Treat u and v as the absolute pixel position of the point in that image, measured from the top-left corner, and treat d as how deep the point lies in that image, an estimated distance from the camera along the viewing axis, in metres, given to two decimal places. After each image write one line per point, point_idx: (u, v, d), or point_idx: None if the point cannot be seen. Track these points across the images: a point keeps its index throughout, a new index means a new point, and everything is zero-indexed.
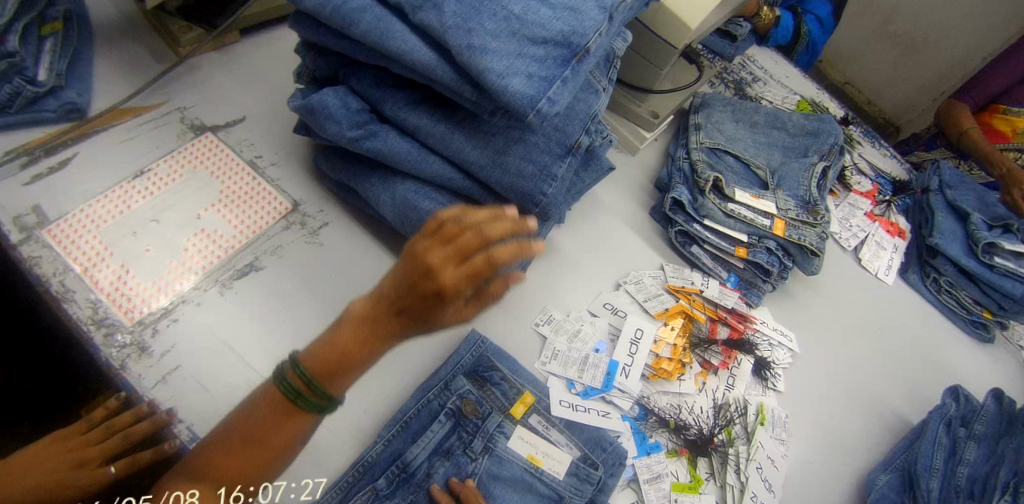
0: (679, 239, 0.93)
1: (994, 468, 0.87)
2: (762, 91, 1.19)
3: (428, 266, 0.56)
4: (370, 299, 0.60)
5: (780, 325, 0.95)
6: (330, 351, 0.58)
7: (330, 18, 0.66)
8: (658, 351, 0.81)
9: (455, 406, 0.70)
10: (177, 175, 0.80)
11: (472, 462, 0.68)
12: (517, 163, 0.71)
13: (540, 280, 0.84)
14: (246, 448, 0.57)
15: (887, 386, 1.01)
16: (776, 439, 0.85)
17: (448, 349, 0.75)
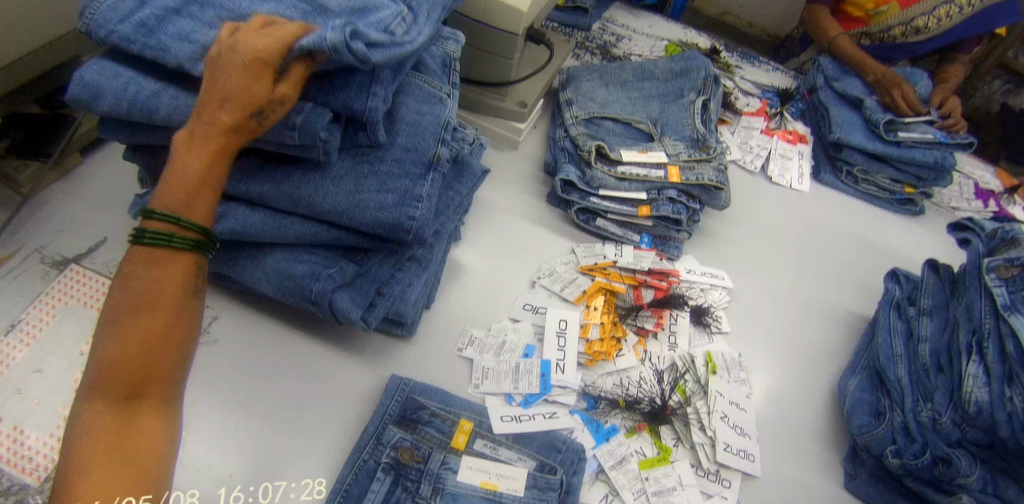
0: (582, 217, 0.91)
1: (952, 334, 0.85)
2: (630, 47, 1.20)
3: (235, 45, 0.55)
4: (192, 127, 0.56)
5: (710, 269, 0.93)
6: (174, 184, 0.55)
7: (131, 114, 0.60)
8: (587, 335, 0.79)
9: (391, 458, 0.65)
10: (49, 317, 0.74)
11: None
12: (376, 198, 0.69)
13: (450, 302, 0.81)
14: (138, 376, 0.50)
15: (835, 288, 1.00)
16: (734, 382, 0.82)
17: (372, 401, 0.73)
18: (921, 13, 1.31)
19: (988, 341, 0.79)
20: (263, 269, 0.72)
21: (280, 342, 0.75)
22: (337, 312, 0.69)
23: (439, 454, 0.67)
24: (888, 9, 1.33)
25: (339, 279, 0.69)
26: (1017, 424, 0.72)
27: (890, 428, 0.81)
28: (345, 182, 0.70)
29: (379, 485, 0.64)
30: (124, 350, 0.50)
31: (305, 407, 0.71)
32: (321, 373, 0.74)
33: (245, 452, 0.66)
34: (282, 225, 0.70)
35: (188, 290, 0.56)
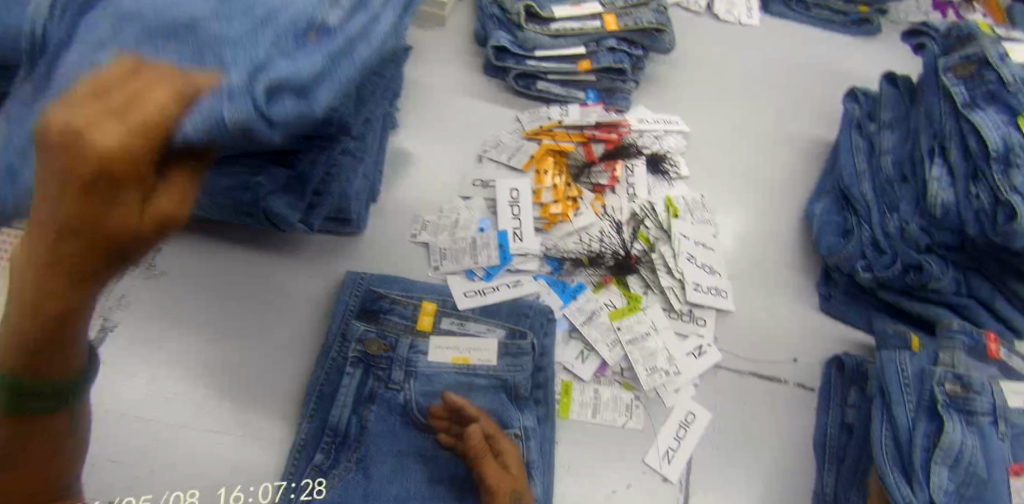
0: (521, 82, 0.86)
1: (913, 142, 0.81)
2: None
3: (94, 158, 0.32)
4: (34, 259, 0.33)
5: (663, 116, 0.89)
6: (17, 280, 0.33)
7: None
8: (540, 199, 0.76)
9: (359, 352, 0.65)
10: None
11: (400, 393, 0.64)
12: None
13: (397, 192, 0.78)
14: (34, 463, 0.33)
15: (796, 116, 0.97)
16: (697, 223, 0.80)
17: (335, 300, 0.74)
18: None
19: (950, 142, 0.75)
20: None
21: (230, 264, 0.73)
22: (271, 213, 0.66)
23: (401, 338, 0.66)
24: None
25: None
26: (982, 218, 0.70)
27: (858, 244, 0.80)
28: None
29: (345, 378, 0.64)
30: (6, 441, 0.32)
31: (270, 322, 0.72)
32: (279, 282, 0.74)
33: (217, 374, 0.67)
34: None
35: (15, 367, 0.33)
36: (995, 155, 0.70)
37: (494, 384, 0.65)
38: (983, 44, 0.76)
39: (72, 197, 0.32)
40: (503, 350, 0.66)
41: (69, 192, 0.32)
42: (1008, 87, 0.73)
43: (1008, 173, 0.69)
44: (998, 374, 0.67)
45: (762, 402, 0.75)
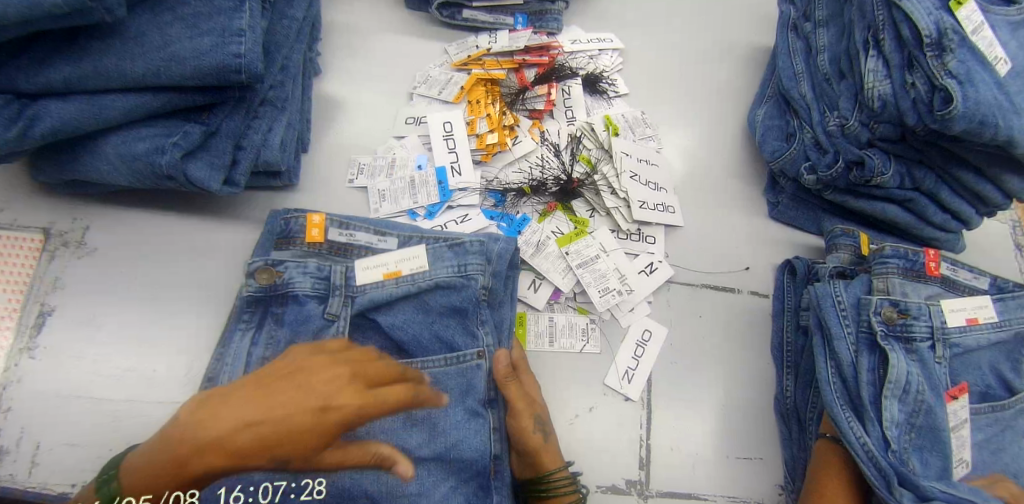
0: (447, 13, 0.82)
1: (847, 38, 0.79)
2: None
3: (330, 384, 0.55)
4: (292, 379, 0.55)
5: (595, 35, 0.88)
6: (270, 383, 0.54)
7: None
8: (476, 131, 0.75)
9: (314, 289, 0.62)
10: None
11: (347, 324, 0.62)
12: (188, 46, 0.61)
13: (329, 141, 0.76)
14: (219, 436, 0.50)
15: (734, 25, 0.95)
16: (639, 140, 0.80)
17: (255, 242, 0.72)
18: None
19: (883, 32, 0.72)
20: (107, 159, 0.65)
21: (166, 232, 0.72)
22: (194, 182, 0.64)
23: (330, 267, 0.64)
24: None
25: (187, 146, 0.62)
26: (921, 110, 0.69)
27: (801, 147, 0.81)
28: (151, 40, 0.61)
29: (280, 311, 0.62)
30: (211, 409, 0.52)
31: (216, 281, 0.70)
32: (214, 245, 0.72)
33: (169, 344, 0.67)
34: (103, 105, 0.63)
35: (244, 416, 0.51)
36: (928, 41, 0.67)
37: (427, 290, 0.64)
38: None
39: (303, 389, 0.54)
40: (467, 296, 0.63)
41: (309, 382, 0.54)
42: None
43: (942, 58, 0.67)
44: (938, 291, 0.67)
45: (717, 314, 0.76)
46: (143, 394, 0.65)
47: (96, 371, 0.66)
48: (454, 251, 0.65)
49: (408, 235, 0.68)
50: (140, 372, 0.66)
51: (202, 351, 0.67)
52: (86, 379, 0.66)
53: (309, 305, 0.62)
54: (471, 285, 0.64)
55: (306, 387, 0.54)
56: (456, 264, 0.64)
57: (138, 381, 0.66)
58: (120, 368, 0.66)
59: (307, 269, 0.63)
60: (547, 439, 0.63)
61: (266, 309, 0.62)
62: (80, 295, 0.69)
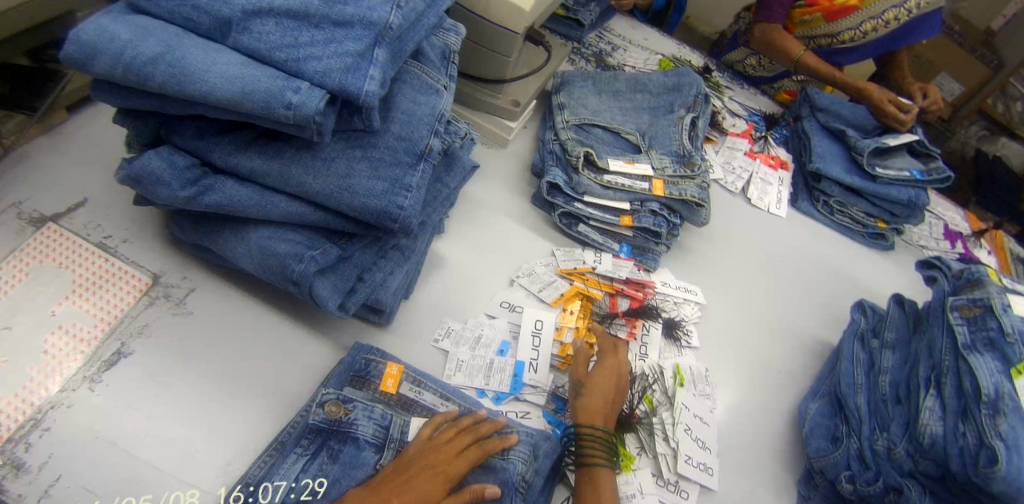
0: (565, 220, 0.94)
1: (912, 369, 0.86)
2: (624, 58, 1.24)
3: (449, 441, 0.68)
4: (420, 445, 0.67)
5: (684, 284, 0.97)
6: (410, 454, 0.66)
7: (124, 77, 0.58)
8: (562, 337, 0.83)
9: (375, 437, 0.68)
10: (22, 274, 0.73)
11: None
12: (365, 184, 0.69)
13: (431, 298, 0.85)
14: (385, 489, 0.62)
15: (802, 315, 1.05)
16: (699, 395, 0.85)
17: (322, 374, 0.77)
18: (849, 26, 1.33)
19: (947, 376, 0.80)
20: (245, 245, 0.70)
21: (257, 328, 0.78)
22: (315, 297, 0.69)
23: (393, 417, 0.70)
24: (813, 19, 1.37)
25: (322, 263, 0.69)
26: (966, 458, 0.73)
27: (845, 454, 0.83)
28: (337, 166, 0.68)
29: (336, 447, 0.66)
30: (375, 482, 0.63)
31: (284, 387, 0.75)
32: (296, 353, 0.77)
33: (216, 429, 0.70)
34: (269, 202, 0.68)
35: (404, 472, 0.64)
36: (986, 399, 0.74)
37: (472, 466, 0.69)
38: (989, 292, 0.82)
39: (442, 447, 0.67)
40: (509, 480, 0.68)
41: (442, 447, 0.67)
42: (1007, 337, 0.78)
43: (995, 419, 0.73)
44: None
45: None
46: (174, 468, 0.66)
47: (140, 428, 0.67)
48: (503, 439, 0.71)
49: (468, 408, 0.74)
50: (181, 445, 0.68)
51: (247, 447, 0.70)
52: (129, 432, 0.67)
53: (366, 452, 0.67)
54: (510, 468, 0.69)
55: (439, 451, 0.67)
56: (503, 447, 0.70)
57: (175, 454, 0.67)
58: (163, 435, 0.68)
59: (373, 414, 0.69)
60: (580, 398, 0.76)
61: (325, 440, 0.67)
62: (160, 350, 0.73)
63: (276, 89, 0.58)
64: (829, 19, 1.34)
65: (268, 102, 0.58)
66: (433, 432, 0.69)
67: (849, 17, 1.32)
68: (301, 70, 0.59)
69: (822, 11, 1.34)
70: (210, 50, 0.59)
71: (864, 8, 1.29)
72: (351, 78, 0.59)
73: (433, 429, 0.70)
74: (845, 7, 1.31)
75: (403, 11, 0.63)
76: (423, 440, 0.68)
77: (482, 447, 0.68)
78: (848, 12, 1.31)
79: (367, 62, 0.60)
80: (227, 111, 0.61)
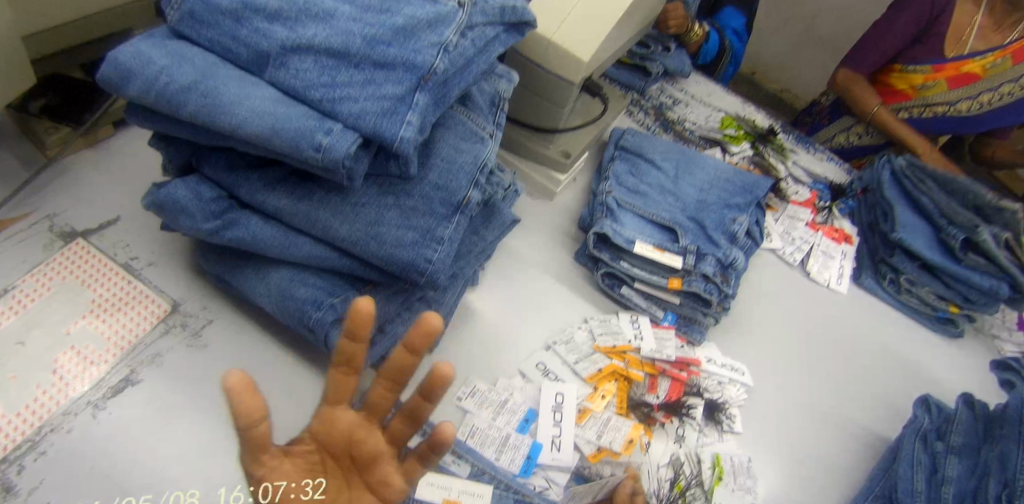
0: (607, 281, 0.92)
1: (981, 482, 0.77)
2: (685, 113, 1.25)
3: (348, 435, 0.58)
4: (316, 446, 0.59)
5: (731, 361, 0.93)
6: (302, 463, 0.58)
7: (157, 104, 0.56)
8: (582, 420, 0.77)
9: None
10: (44, 290, 0.71)
11: None
12: (394, 233, 0.65)
13: (456, 352, 0.81)
14: None
15: (855, 405, 0.96)
16: (741, 491, 0.78)
17: None
18: (966, 95, 1.31)
19: (1022, 498, 0.72)
20: (266, 283, 0.68)
21: (263, 368, 0.74)
22: (330, 347, 0.65)
23: None
24: (935, 85, 1.33)
25: (341, 310, 0.65)
26: None
27: None
28: (367, 212, 0.65)
29: None
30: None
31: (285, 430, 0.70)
32: (303, 396, 0.73)
33: (212, 468, 0.65)
34: (292, 244, 0.65)
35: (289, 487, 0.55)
36: None
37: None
38: None
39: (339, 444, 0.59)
40: None
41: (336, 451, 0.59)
42: None
43: None
44: None
45: None
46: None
47: (136, 459, 0.63)
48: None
49: (480, 469, 0.69)
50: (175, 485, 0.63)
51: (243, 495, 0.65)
52: (123, 462, 0.63)
53: None
54: None
55: (335, 455, 0.58)
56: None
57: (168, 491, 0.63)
58: (156, 475, 0.63)
59: None
60: None
61: None
62: (167, 380, 0.69)
63: (307, 129, 0.55)
64: (950, 85, 1.31)
65: (296, 141, 0.55)
66: (331, 421, 0.59)
67: (969, 85, 1.30)
68: (335, 110, 0.57)
69: (946, 77, 1.31)
70: (247, 84, 0.58)
71: (986, 76, 1.27)
72: (386, 123, 0.57)
73: (331, 418, 0.59)
74: (968, 74, 1.28)
75: (450, 56, 0.60)
76: (324, 439, 0.59)
77: (343, 403, 0.60)
78: (971, 79, 1.29)
79: (405, 106, 0.57)
80: (256, 147, 0.59)
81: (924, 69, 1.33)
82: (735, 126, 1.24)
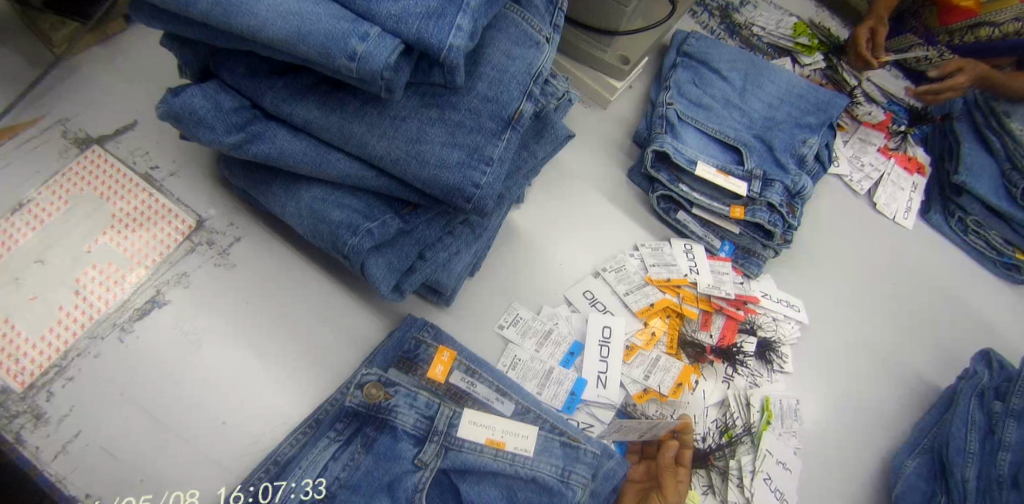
0: (663, 205, 0.85)
1: None
2: (753, 16, 1.10)
3: None
4: None
5: (788, 297, 0.87)
6: None
7: (164, 3, 0.48)
8: (629, 358, 0.74)
9: (420, 428, 0.61)
10: (60, 203, 0.67)
11: (420, 473, 0.59)
12: (438, 152, 0.58)
13: (498, 278, 0.76)
14: None
15: (910, 349, 0.91)
16: (787, 434, 0.76)
17: (369, 347, 0.70)
18: None
19: None
20: (296, 203, 0.62)
21: (301, 292, 0.70)
22: (368, 276, 0.61)
23: (439, 407, 0.62)
24: None
25: (378, 237, 0.60)
26: None
27: None
28: (408, 127, 0.58)
29: (372, 435, 0.60)
30: None
31: (320, 356, 0.68)
32: (340, 324, 0.70)
33: (246, 395, 0.64)
34: (325, 161, 0.59)
35: None
36: None
37: (523, 481, 0.61)
38: None
39: None
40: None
41: None
42: None
43: None
44: None
45: None
46: (199, 436, 0.61)
47: (168, 387, 0.62)
48: (566, 452, 0.63)
49: (525, 407, 0.65)
50: (207, 415, 0.62)
51: (280, 424, 0.64)
52: (158, 389, 0.61)
53: (404, 444, 0.60)
54: (567, 494, 0.61)
55: None
56: (563, 467, 0.62)
57: (202, 423, 0.61)
58: (192, 403, 0.62)
59: (416, 401, 0.62)
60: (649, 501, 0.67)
61: (361, 425, 0.60)
62: (196, 305, 0.66)
63: (340, 32, 0.47)
64: None
65: (327, 48, 0.47)
66: None
67: None
68: (372, 11, 0.48)
69: None
70: None
71: None
72: (433, 27, 0.48)
73: None
74: None
75: None
76: None
77: None
78: None
79: (455, 8, 0.49)
80: (281, 52, 0.51)
81: None
82: (808, 33, 1.10)
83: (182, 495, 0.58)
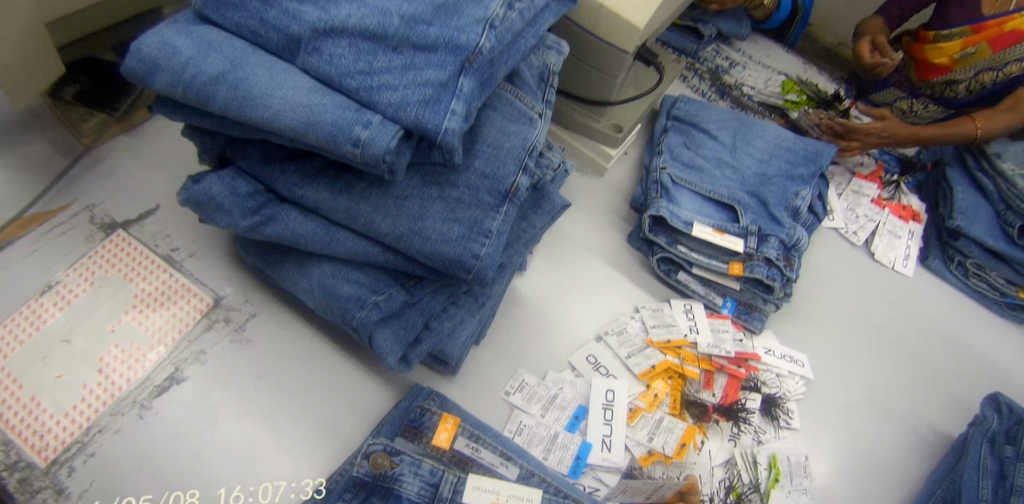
0: (663, 267, 0.88)
1: None
2: (742, 76, 1.16)
3: None
4: None
5: (791, 352, 0.88)
6: None
7: (185, 97, 0.53)
8: (633, 420, 0.75)
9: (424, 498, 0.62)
10: (86, 285, 0.71)
11: None
12: (439, 227, 0.62)
13: (503, 343, 0.78)
14: None
15: (920, 399, 0.90)
16: (799, 491, 0.75)
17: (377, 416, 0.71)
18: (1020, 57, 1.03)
19: None
20: (308, 279, 0.66)
21: (312, 364, 0.73)
22: (375, 348, 0.64)
23: (443, 474, 0.64)
24: (975, 51, 1.07)
25: (384, 310, 0.63)
26: None
27: None
28: (409, 206, 0.61)
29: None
30: None
31: (330, 427, 0.69)
32: (351, 393, 0.72)
33: (258, 466, 0.65)
34: (334, 240, 0.63)
35: None
36: None
37: None
38: None
39: None
40: None
41: None
42: None
43: None
44: None
45: None
46: None
47: (183, 462, 0.63)
48: None
49: (530, 471, 0.66)
50: (221, 488, 0.63)
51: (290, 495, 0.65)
52: (173, 464, 0.63)
53: None
54: None
55: None
56: None
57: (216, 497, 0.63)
58: (205, 477, 0.63)
59: (420, 470, 0.63)
60: None
61: (368, 495, 0.61)
62: (212, 380, 0.68)
63: (344, 122, 0.51)
64: (994, 49, 1.05)
65: (333, 135, 0.51)
66: None
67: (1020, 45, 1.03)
68: (373, 100, 0.52)
69: (987, 39, 1.06)
70: (276, 72, 0.54)
71: None
72: (428, 113, 0.52)
73: None
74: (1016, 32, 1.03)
75: (495, 33, 0.54)
76: None
77: None
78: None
79: (449, 94, 0.52)
80: (291, 141, 0.55)
81: (960, 33, 1.09)
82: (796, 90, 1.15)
83: (182, 495, 0.62)
